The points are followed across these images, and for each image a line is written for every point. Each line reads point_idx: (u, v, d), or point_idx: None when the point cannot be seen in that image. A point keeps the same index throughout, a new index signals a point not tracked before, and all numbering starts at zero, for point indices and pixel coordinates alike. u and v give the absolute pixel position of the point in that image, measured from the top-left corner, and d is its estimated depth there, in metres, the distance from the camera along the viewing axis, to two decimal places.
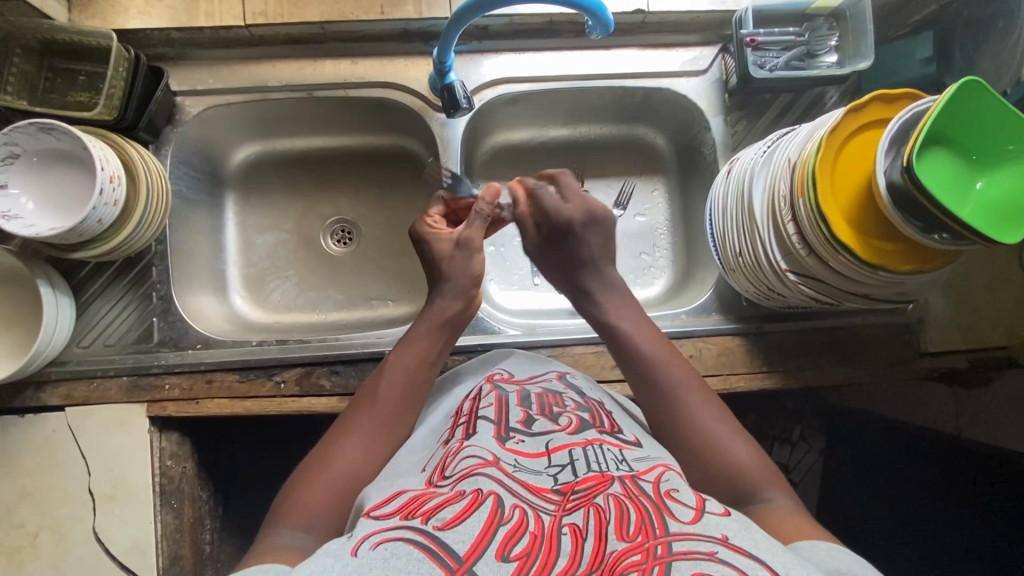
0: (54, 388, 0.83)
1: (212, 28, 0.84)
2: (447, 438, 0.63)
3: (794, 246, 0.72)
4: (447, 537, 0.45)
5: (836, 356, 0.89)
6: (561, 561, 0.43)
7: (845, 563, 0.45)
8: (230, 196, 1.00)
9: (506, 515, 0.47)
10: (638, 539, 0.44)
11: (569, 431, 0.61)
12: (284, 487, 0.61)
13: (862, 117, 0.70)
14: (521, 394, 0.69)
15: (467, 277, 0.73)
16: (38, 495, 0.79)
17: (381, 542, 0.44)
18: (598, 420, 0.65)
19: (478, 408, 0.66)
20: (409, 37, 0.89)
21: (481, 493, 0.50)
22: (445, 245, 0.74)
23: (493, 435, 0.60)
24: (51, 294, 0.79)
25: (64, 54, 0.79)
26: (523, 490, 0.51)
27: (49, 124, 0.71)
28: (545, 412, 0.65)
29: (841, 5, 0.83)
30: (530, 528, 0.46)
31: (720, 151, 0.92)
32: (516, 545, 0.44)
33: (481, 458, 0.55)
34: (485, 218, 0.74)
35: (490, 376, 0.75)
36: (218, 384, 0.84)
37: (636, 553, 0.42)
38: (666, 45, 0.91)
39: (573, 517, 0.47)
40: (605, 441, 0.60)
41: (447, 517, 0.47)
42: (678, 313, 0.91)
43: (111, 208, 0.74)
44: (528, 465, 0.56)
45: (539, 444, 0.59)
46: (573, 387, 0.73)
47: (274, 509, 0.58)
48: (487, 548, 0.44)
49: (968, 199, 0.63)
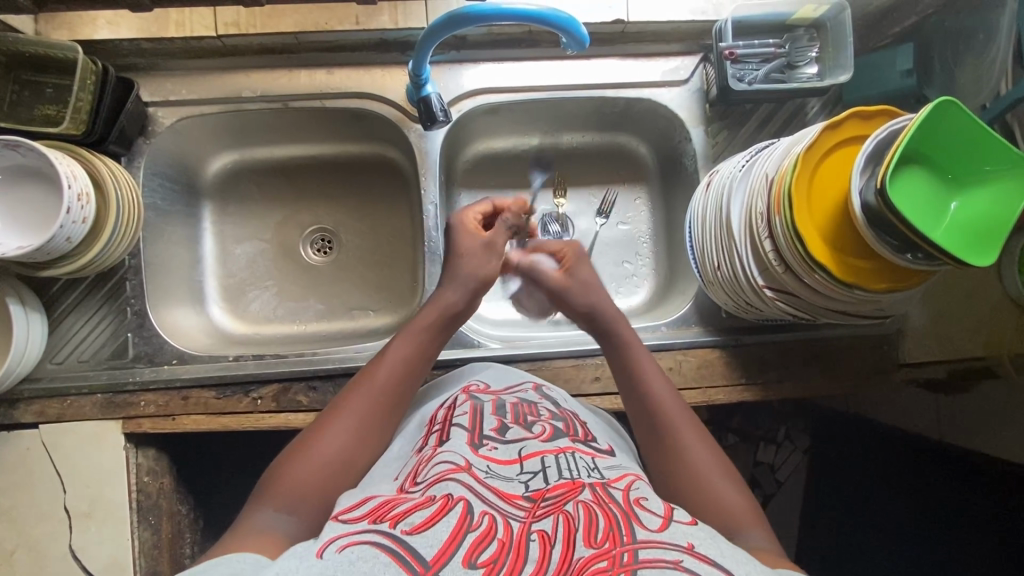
0: (27, 406, 0.82)
1: (183, 38, 0.83)
2: (420, 447, 0.63)
3: (771, 262, 0.71)
4: (415, 542, 0.44)
5: (815, 367, 0.89)
6: (528, 567, 0.43)
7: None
8: (208, 206, 0.98)
9: (475, 522, 0.47)
10: (605, 546, 0.44)
11: (542, 439, 0.61)
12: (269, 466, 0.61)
13: (839, 134, 0.69)
14: (495, 403, 0.69)
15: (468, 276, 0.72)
16: (13, 514, 0.79)
17: (348, 545, 0.44)
18: (571, 430, 0.65)
19: (452, 416, 0.66)
20: (385, 46, 0.87)
21: (451, 499, 0.49)
22: (474, 243, 0.73)
23: (467, 441, 0.60)
24: (21, 313, 0.78)
25: (31, 66, 0.78)
26: (493, 496, 0.51)
27: (14, 141, 0.69)
28: (519, 421, 0.65)
29: (821, 17, 0.82)
30: (499, 535, 0.46)
31: (701, 161, 0.91)
32: (484, 552, 0.44)
33: (453, 463, 0.55)
34: (509, 225, 0.76)
35: (466, 388, 0.74)
36: (195, 401, 0.83)
37: (603, 560, 0.43)
38: (646, 55, 0.90)
39: (542, 524, 0.47)
40: (578, 450, 0.61)
41: (415, 522, 0.47)
42: (658, 325, 0.91)
43: (80, 225, 0.72)
44: (500, 472, 0.56)
45: (512, 451, 0.59)
46: (548, 398, 0.73)
47: (260, 486, 0.58)
48: (455, 553, 0.43)
49: (943, 220, 0.62)
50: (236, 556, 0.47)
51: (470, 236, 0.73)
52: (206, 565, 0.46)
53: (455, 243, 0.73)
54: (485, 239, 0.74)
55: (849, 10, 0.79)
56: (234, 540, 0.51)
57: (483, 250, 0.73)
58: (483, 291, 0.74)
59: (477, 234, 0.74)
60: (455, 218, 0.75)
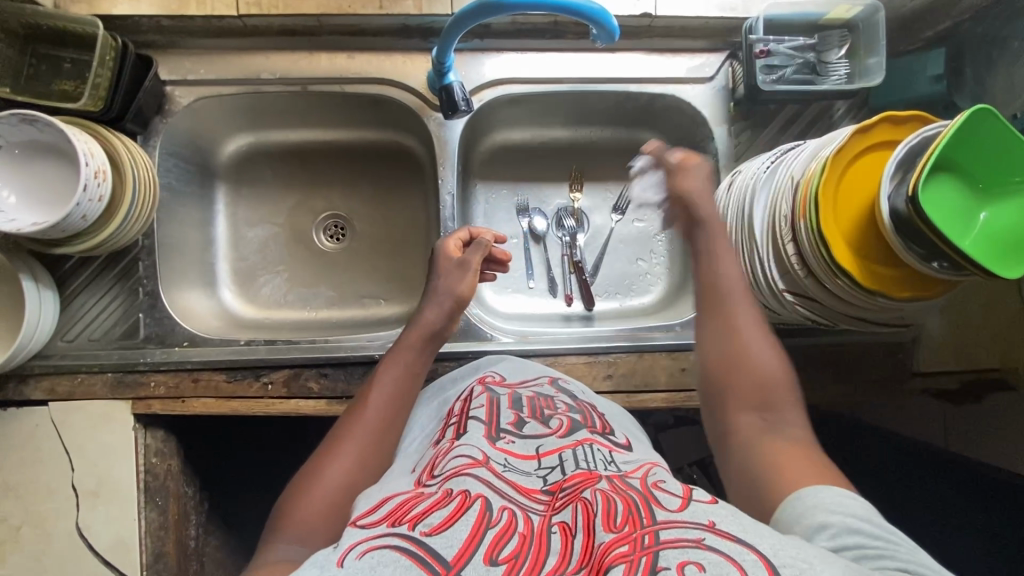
0: (38, 382, 0.81)
1: (203, 17, 0.81)
2: (437, 439, 0.63)
3: (793, 267, 0.71)
4: (434, 543, 0.43)
5: (828, 374, 0.89)
6: (550, 559, 0.42)
7: (849, 512, 0.48)
8: (221, 187, 0.97)
9: (495, 518, 0.46)
10: (625, 529, 0.43)
11: (560, 435, 0.61)
12: (278, 502, 0.60)
13: (867, 139, 0.68)
14: (512, 397, 0.69)
15: (448, 296, 0.76)
16: (20, 490, 0.78)
17: (368, 551, 0.42)
18: (589, 422, 0.65)
19: (469, 409, 0.66)
20: (407, 33, 0.86)
21: (469, 496, 0.49)
22: (451, 262, 0.78)
23: (484, 434, 0.60)
24: (33, 289, 0.77)
25: (49, 40, 0.76)
26: (513, 491, 0.51)
27: (32, 115, 0.69)
28: (536, 415, 0.65)
29: (855, 17, 0.81)
30: (520, 529, 0.45)
31: (723, 161, 0.90)
32: (505, 548, 0.43)
33: (471, 457, 0.55)
34: (483, 247, 0.78)
35: (482, 378, 0.74)
36: (205, 383, 0.83)
37: (624, 544, 0.41)
38: (672, 50, 0.89)
39: (562, 515, 0.47)
40: (596, 441, 0.61)
41: (434, 523, 0.45)
42: (672, 325, 0.90)
43: (96, 203, 0.72)
44: (518, 466, 0.56)
45: (530, 446, 0.59)
46: (564, 391, 0.73)
47: (271, 524, 0.57)
48: (476, 551, 0.43)
49: (973, 228, 0.61)
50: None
51: (445, 258, 0.79)
52: None
53: (435, 268, 0.79)
54: (459, 259, 0.78)
55: (884, 11, 0.77)
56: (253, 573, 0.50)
57: (457, 268, 0.78)
58: (462, 310, 0.78)
59: (451, 255, 0.79)
60: (436, 249, 0.81)
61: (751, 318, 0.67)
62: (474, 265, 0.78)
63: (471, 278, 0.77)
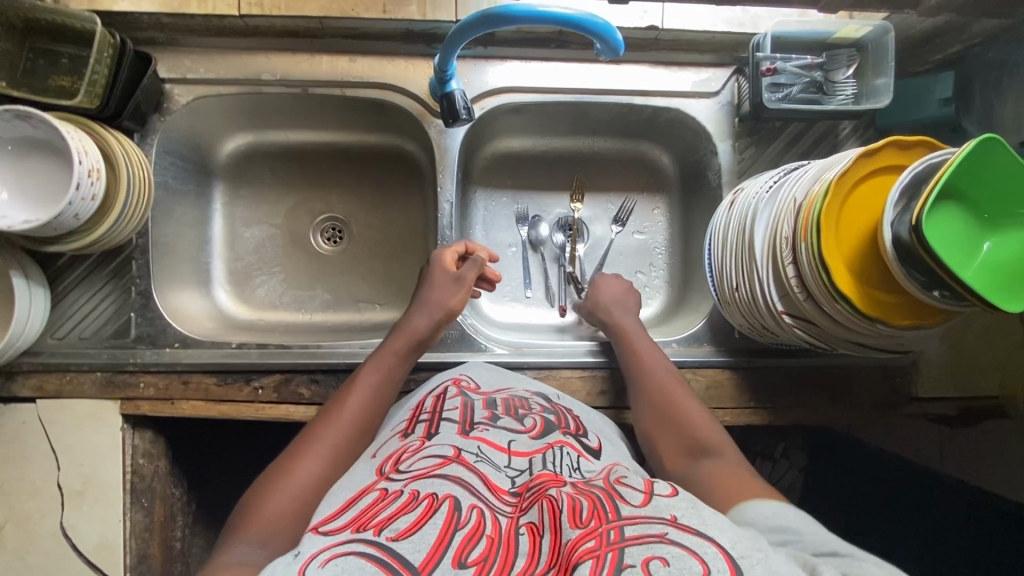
0: (26, 379, 0.80)
1: (205, 16, 0.80)
2: (406, 432, 0.61)
3: (793, 289, 0.70)
4: (401, 548, 0.43)
5: (824, 397, 0.88)
6: (519, 560, 0.42)
7: (786, 521, 0.51)
8: (219, 185, 0.97)
9: (463, 519, 0.46)
10: (591, 524, 0.42)
11: (532, 436, 0.60)
12: (243, 499, 0.58)
13: (874, 163, 0.67)
14: (486, 399, 0.67)
15: (439, 309, 0.76)
16: (4, 488, 0.78)
17: (330, 559, 0.42)
18: (563, 423, 0.65)
19: (441, 409, 0.64)
20: (411, 38, 0.85)
21: (436, 499, 0.48)
22: (445, 276, 0.79)
23: (457, 431, 0.60)
24: (23, 286, 0.76)
25: (46, 34, 0.75)
26: (483, 489, 0.50)
27: (26, 112, 0.67)
28: (510, 413, 0.64)
29: (863, 37, 0.80)
30: (488, 532, 0.45)
31: (725, 178, 0.89)
32: (473, 550, 0.43)
33: (441, 456, 0.54)
34: (478, 266, 0.80)
35: (457, 380, 0.71)
36: (194, 386, 0.82)
37: (590, 540, 0.41)
38: (677, 64, 0.88)
39: (530, 516, 0.46)
40: (567, 445, 0.60)
41: (401, 527, 0.45)
42: (669, 341, 0.89)
43: (88, 202, 0.71)
44: (491, 458, 0.56)
45: (503, 439, 0.59)
46: (538, 393, 0.72)
47: (234, 523, 0.56)
48: (444, 555, 0.42)
49: (974, 260, 0.60)
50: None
51: (441, 269, 0.79)
52: None
53: (429, 276, 0.79)
54: (455, 274, 0.79)
55: (894, 33, 0.76)
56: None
57: (451, 283, 0.78)
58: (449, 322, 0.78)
59: (449, 269, 0.79)
60: (431, 258, 0.81)
61: (652, 353, 0.78)
62: (468, 283, 0.79)
63: (464, 294, 0.78)
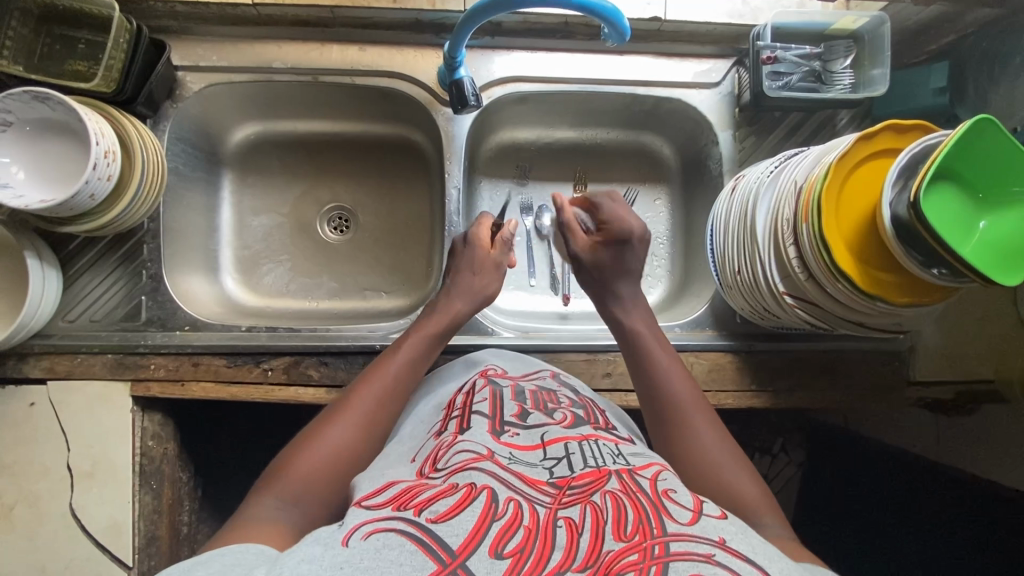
0: (37, 360, 0.81)
1: (218, 4, 0.82)
2: (439, 431, 0.62)
3: (795, 270, 0.72)
4: (440, 530, 0.43)
5: (824, 380, 0.89)
6: (555, 555, 0.42)
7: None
8: (227, 175, 0.98)
9: (500, 510, 0.45)
10: (635, 539, 0.43)
11: (564, 425, 0.61)
12: (280, 454, 0.60)
13: (873, 145, 0.69)
14: (515, 388, 0.69)
15: (478, 295, 0.80)
16: (14, 469, 0.78)
17: (373, 533, 0.43)
18: (592, 418, 0.65)
19: (472, 402, 0.65)
20: (420, 27, 0.87)
21: (475, 488, 0.48)
22: (482, 256, 0.81)
23: (488, 428, 0.59)
24: (38, 267, 0.77)
25: (63, 20, 0.77)
26: (519, 482, 0.50)
27: (45, 93, 0.69)
28: (540, 407, 0.65)
29: (861, 28, 0.82)
30: (525, 522, 0.44)
31: (726, 166, 0.91)
32: (510, 541, 0.42)
33: (475, 452, 0.54)
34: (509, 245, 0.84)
35: (484, 371, 0.74)
36: (204, 367, 0.83)
37: (633, 553, 0.41)
38: (680, 55, 0.90)
39: (569, 511, 0.46)
40: (601, 437, 0.60)
41: (440, 510, 0.45)
42: (671, 326, 0.90)
43: (104, 182, 0.72)
44: (523, 457, 0.55)
45: (534, 436, 0.58)
46: (567, 386, 0.73)
47: (264, 478, 0.56)
48: (481, 542, 0.42)
49: (971, 236, 0.62)
50: (244, 546, 0.46)
51: (482, 251, 0.81)
52: (209, 557, 0.44)
53: (472, 259, 0.81)
54: (492, 256, 0.82)
55: (890, 22, 0.78)
56: (242, 527, 0.50)
57: (490, 267, 0.82)
58: (484, 305, 0.83)
59: (488, 252, 0.82)
60: (467, 236, 0.83)
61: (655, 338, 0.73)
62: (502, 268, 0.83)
63: (498, 281, 0.82)
